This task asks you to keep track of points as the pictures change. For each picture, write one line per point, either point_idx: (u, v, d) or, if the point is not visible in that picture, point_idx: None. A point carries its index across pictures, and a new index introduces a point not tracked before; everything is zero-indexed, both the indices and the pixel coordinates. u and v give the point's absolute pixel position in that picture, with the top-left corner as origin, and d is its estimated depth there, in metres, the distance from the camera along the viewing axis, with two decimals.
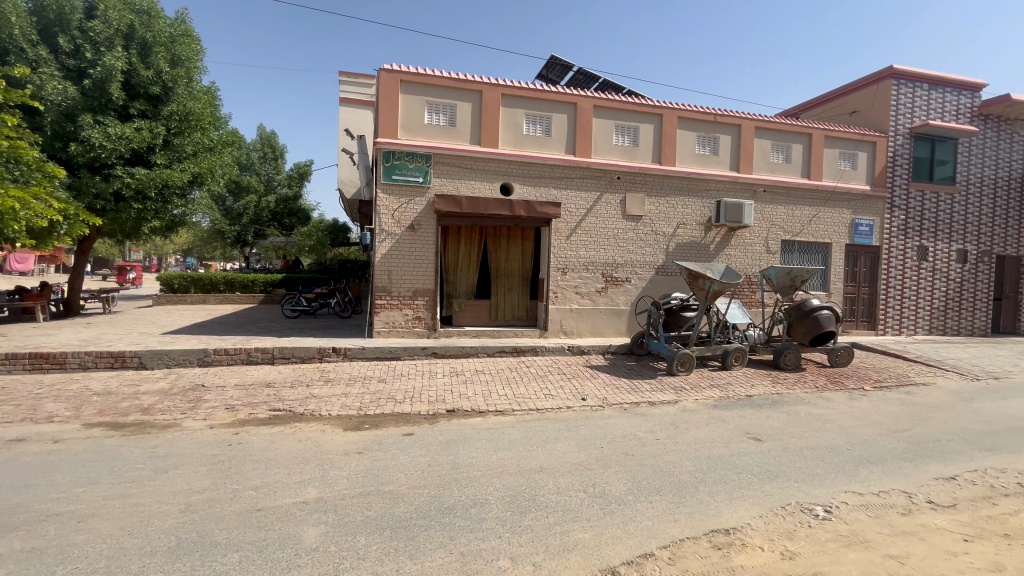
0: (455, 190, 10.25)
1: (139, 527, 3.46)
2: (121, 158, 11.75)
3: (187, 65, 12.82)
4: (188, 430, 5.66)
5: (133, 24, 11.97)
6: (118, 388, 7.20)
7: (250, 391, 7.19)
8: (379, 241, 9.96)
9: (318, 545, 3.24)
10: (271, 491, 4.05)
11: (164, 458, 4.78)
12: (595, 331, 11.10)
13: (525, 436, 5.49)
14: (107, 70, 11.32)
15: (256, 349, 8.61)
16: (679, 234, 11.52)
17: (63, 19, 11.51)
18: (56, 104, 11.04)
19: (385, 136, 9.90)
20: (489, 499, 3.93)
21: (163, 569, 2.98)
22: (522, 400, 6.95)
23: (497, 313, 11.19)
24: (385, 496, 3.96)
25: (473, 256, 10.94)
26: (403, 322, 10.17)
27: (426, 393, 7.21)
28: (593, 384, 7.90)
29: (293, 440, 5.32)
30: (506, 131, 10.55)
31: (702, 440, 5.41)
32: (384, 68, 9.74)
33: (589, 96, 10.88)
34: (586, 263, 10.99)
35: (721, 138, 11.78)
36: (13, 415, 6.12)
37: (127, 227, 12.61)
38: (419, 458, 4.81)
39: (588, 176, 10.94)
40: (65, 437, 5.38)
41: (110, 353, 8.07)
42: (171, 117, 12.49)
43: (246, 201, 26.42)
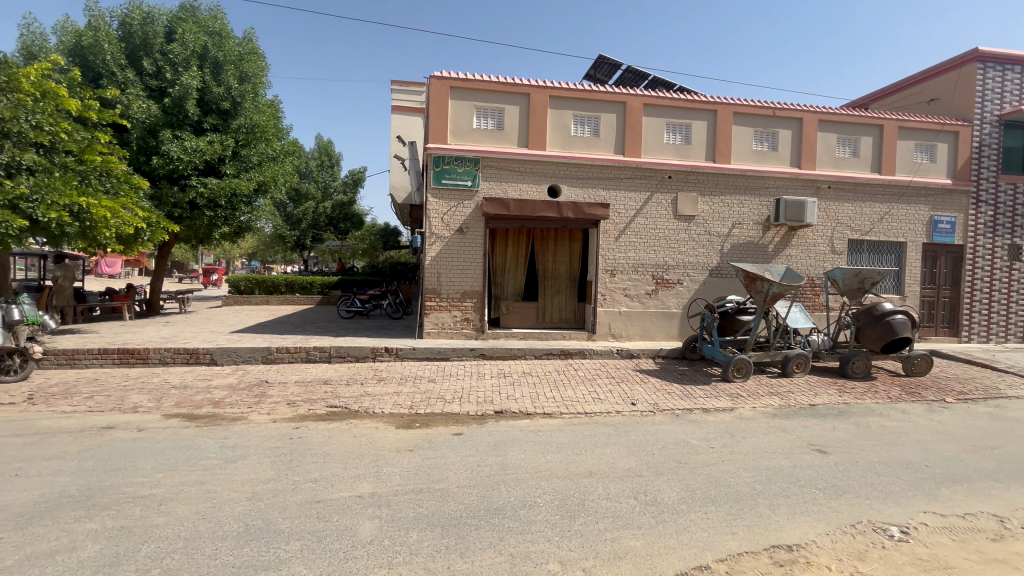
0: (503, 192, 10.33)
1: (211, 513, 3.71)
2: (195, 170, 12.70)
3: (253, 81, 13.73)
4: (254, 423, 6.03)
5: (206, 45, 12.94)
6: (193, 383, 7.78)
7: (309, 388, 7.55)
8: (429, 244, 10.20)
9: (373, 539, 3.36)
10: (329, 484, 4.23)
11: (233, 448, 5.11)
12: (645, 334, 10.84)
13: (573, 439, 5.44)
14: (184, 89, 12.29)
15: (314, 348, 9.05)
16: (734, 234, 11.06)
17: (147, 43, 12.57)
18: (141, 121, 12.04)
19: (435, 141, 10.14)
20: (537, 501, 3.93)
21: (233, 552, 3.18)
22: (570, 403, 6.90)
23: (545, 315, 11.15)
24: (435, 494, 4.04)
25: (520, 258, 10.97)
26: (452, 324, 10.36)
27: (474, 394, 7.29)
28: (642, 388, 7.72)
29: (348, 436, 5.54)
30: (554, 133, 10.53)
31: (761, 451, 5.15)
32: (434, 75, 9.99)
33: (639, 94, 10.67)
34: (635, 264, 10.77)
35: (780, 133, 11.21)
36: (104, 405, 6.74)
37: (201, 233, 13.62)
38: (468, 458, 4.88)
39: (638, 176, 10.72)
40: (148, 426, 5.87)
41: (186, 350, 8.74)
42: (239, 130, 13.41)
43: (305, 207, 27.95)
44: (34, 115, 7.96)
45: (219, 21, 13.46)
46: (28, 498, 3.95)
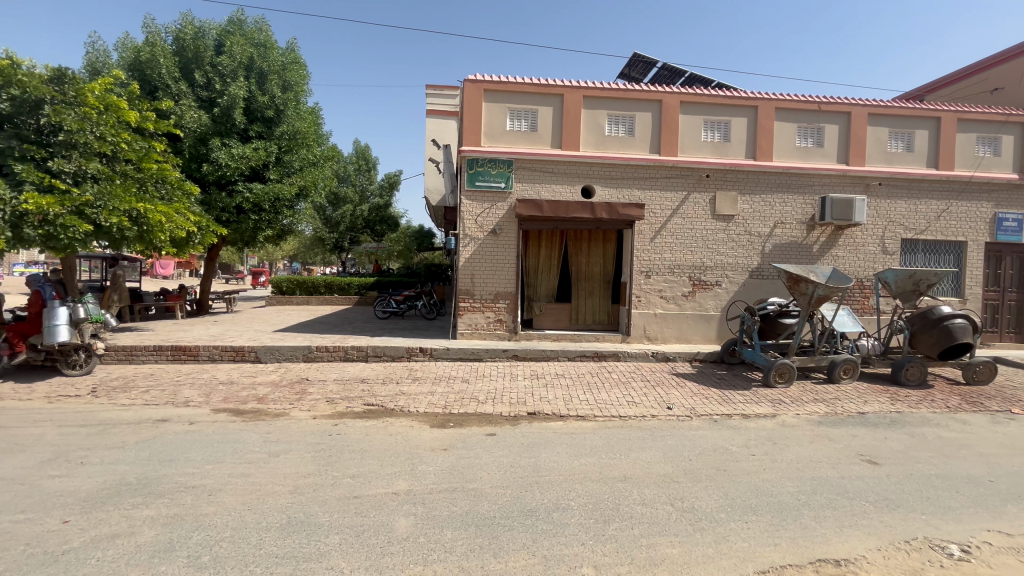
0: (536, 193, 10.32)
1: (256, 504, 3.87)
2: (242, 176, 13.31)
3: (295, 89, 14.28)
4: (295, 419, 6.25)
5: (252, 56, 13.55)
6: (238, 379, 8.14)
7: (347, 386, 7.76)
8: (463, 246, 10.30)
9: (408, 535, 3.41)
10: (366, 480, 4.34)
11: (276, 443, 5.32)
12: (682, 337, 10.59)
13: (607, 443, 5.38)
14: (232, 99, 12.89)
15: (352, 347, 9.30)
16: (776, 234, 10.67)
17: (198, 56, 13.25)
18: (193, 131, 12.69)
19: (469, 144, 10.25)
20: (571, 504, 3.90)
21: (277, 543, 3.31)
22: (604, 406, 6.82)
23: (578, 316, 11.08)
24: (469, 494, 4.07)
25: (553, 259, 10.94)
26: (485, 325, 10.42)
27: (507, 395, 7.30)
28: (679, 392, 7.55)
29: (385, 434, 5.66)
30: (587, 133, 10.46)
31: (805, 460, 4.94)
32: (468, 78, 10.09)
33: (675, 92, 10.47)
34: (671, 266, 10.55)
35: (826, 128, 10.74)
36: (158, 399, 7.13)
37: (247, 236, 14.25)
38: (501, 459, 4.89)
39: (675, 175, 10.50)
40: (198, 420, 6.18)
41: (233, 347, 9.15)
42: (282, 136, 13.98)
43: (343, 210, 28.84)
44: (98, 126, 8.49)
45: (264, 33, 14.05)
46: (92, 485, 4.23)
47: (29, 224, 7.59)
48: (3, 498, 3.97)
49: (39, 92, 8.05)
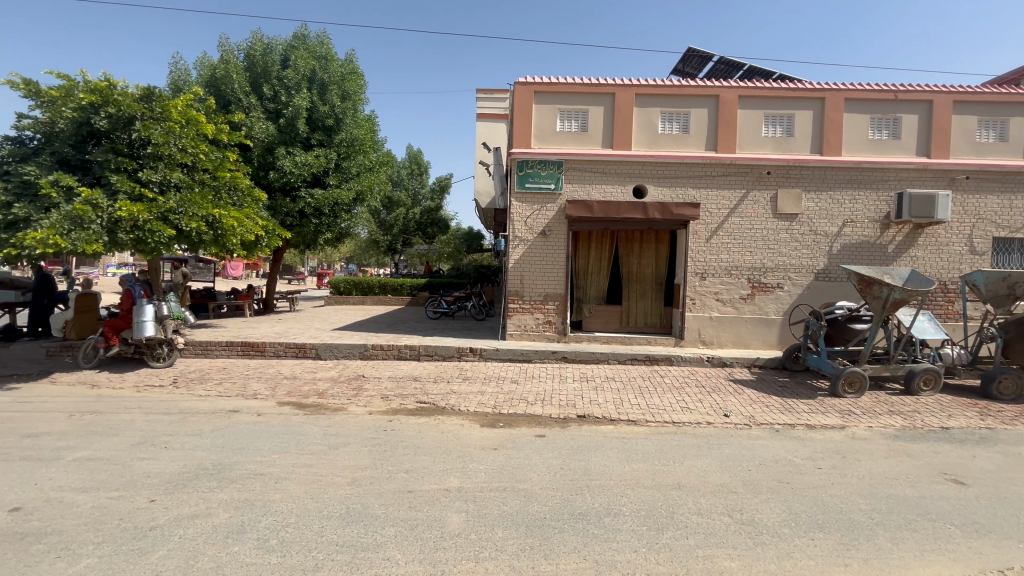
0: (587, 194, 10.21)
1: (318, 493, 4.08)
2: (304, 182, 14.09)
3: (353, 98, 14.94)
4: (353, 414, 6.52)
5: (314, 68, 14.30)
6: (301, 374, 8.61)
7: (401, 384, 8.00)
8: (512, 248, 10.36)
9: (460, 532, 3.48)
10: (420, 475, 4.47)
11: (335, 437, 5.57)
12: (739, 342, 10.13)
13: (659, 449, 5.24)
14: (296, 110, 13.68)
15: (405, 346, 9.60)
16: (845, 233, 9.99)
17: (266, 71, 14.13)
18: (261, 141, 13.55)
19: (519, 146, 10.31)
20: (623, 509, 3.83)
21: (337, 531, 3.47)
22: (657, 411, 6.65)
23: (629, 319, 10.86)
24: (520, 494, 4.09)
25: (604, 261, 10.79)
26: (534, 326, 10.42)
27: (556, 397, 7.28)
28: (736, 399, 7.23)
29: (437, 431, 5.80)
30: (640, 132, 10.24)
31: (878, 476, 4.59)
32: (519, 81, 10.15)
33: (733, 86, 10.06)
34: (729, 267, 10.12)
35: (903, 119, 9.95)
36: (230, 391, 7.66)
37: (308, 239, 15.05)
38: (551, 461, 4.88)
39: (733, 172, 10.07)
40: (266, 412, 6.59)
41: (296, 345, 9.67)
42: (341, 144, 14.69)
43: (396, 213, 29.93)
44: (180, 139, 9.26)
45: (326, 46, 14.79)
46: (175, 468, 4.61)
47: (122, 229, 8.35)
48: (101, 476, 4.40)
49: (132, 110, 8.86)
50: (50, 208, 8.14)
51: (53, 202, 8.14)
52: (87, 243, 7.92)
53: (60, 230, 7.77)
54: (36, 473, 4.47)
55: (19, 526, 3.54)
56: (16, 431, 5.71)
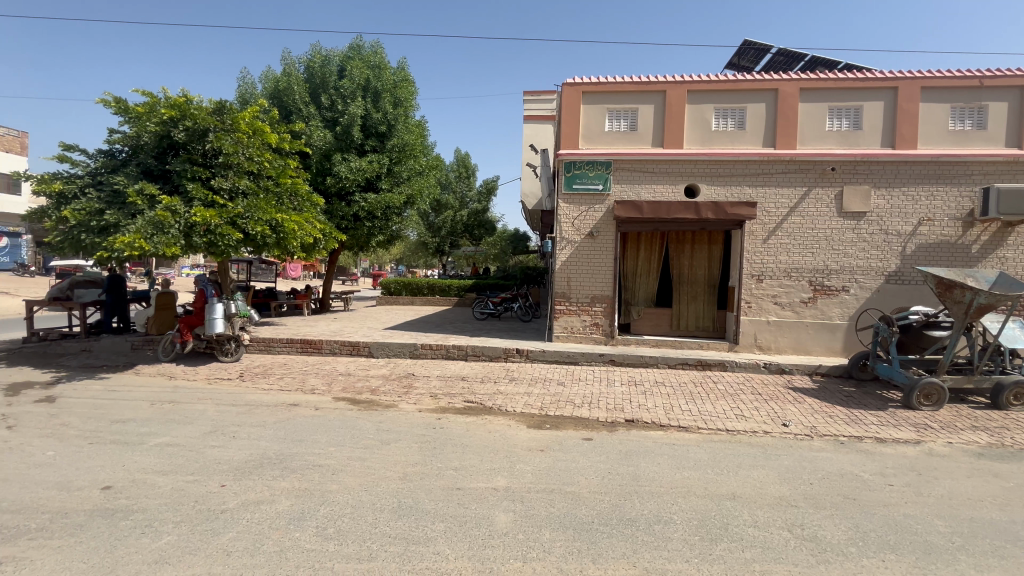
0: (636, 194, 10.02)
1: (372, 486, 4.24)
2: (358, 187, 14.69)
3: (405, 104, 15.42)
4: (403, 411, 6.73)
5: (368, 77, 14.86)
6: (355, 372, 8.97)
7: (449, 383, 8.17)
8: (560, 249, 10.31)
9: (508, 531, 3.51)
10: (468, 473, 4.55)
11: (387, 432, 5.76)
12: (799, 348, 9.60)
13: (713, 457, 5.06)
14: (351, 118, 14.28)
15: (454, 346, 9.78)
16: (920, 232, 9.27)
17: (325, 81, 14.83)
18: (319, 148, 14.23)
19: (567, 147, 10.26)
20: (674, 517, 3.73)
21: (390, 523, 3.60)
22: (709, 418, 6.42)
23: (679, 322, 10.55)
24: (567, 496, 4.08)
25: (653, 263, 10.54)
26: (581, 328, 10.32)
27: (604, 400, 7.18)
28: (797, 409, 6.85)
29: (484, 431, 5.89)
30: (692, 130, 9.93)
31: (959, 496, 4.22)
32: (567, 82, 10.12)
33: (794, 79, 9.58)
34: (788, 269, 9.62)
35: (990, 107, 9.12)
36: (290, 386, 8.11)
37: (361, 241, 15.65)
38: (599, 465, 4.82)
39: (793, 170, 9.57)
40: (323, 406, 6.91)
41: (350, 343, 10.08)
42: (394, 149, 15.21)
43: (444, 216, 30.54)
44: (248, 149, 9.91)
45: (379, 55, 15.35)
46: (242, 456, 4.93)
47: (197, 233, 9.04)
48: (178, 461, 4.78)
49: (206, 122, 9.55)
50: (136, 214, 8.92)
51: (138, 209, 8.92)
52: (167, 246, 8.63)
53: (144, 234, 8.51)
54: (124, 456, 4.91)
55: (111, 502, 3.91)
56: (107, 417, 6.29)
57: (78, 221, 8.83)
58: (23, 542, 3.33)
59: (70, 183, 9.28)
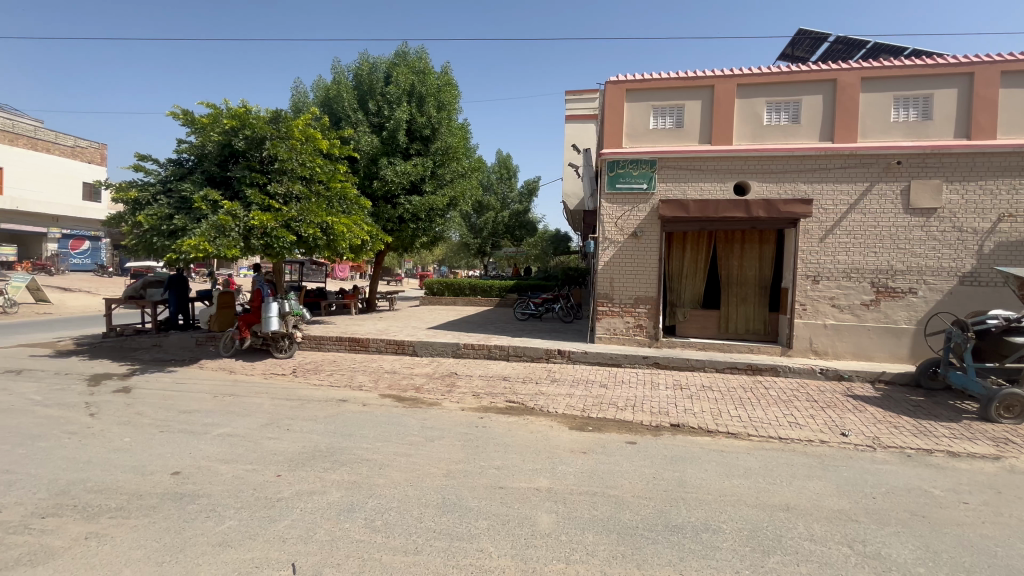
0: (682, 193, 9.75)
1: (418, 482, 4.34)
2: (403, 190, 15.08)
3: (448, 108, 15.70)
4: (447, 409, 6.85)
5: (413, 82, 15.22)
6: (400, 369, 9.22)
7: (491, 383, 8.24)
8: (602, 249, 10.17)
9: (551, 532, 3.51)
10: (510, 472, 4.58)
11: (431, 429, 5.89)
12: (860, 354, 9.04)
13: (764, 466, 4.85)
14: (397, 122, 14.67)
15: (496, 346, 9.86)
16: (1000, 229, 8.53)
17: (372, 87, 15.28)
18: (367, 153, 14.69)
19: (611, 146, 10.11)
20: (722, 526, 3.61)
21: (435, 519, 3.67)
22: (761, 425, 6.15)
23: (727, 325, 10.18)
24: (611, 500, 4.03)
25: (700, 263, 10.22)
26: (624, 330, 10.15)
27: (647, 403, 7.03)
28: (857, 418, 6.46)
29: (526, 431, 5.91)
30: (742, 125, 9.57)
31: None
32: (611, 80, 9.99)
33: (855, 68, 9.04)
34: (847, 270, 9.08)
35: None
36: (339, 382, 8.43)
37: (406, 242, 16.05)
38: (643, 469, 4.73)
39: (853, 164, 9.04)
40: (370, 403, 7.14)
41: (395, 342, 10.36)
42: (437, 152, 15.52)
43: (486, 217, 30.85)
44: (301, 155, 10.38)
45: (424, 61, 15.70)
46: (295, 448, 5.17)
47: (255, 236, 9.56)
48: (238, 451, 5.07)
49: (263, 131, 10.07)
50: (201, 218, 9.53)
51: (203, 213, 9.52)
52: (228, 248, 9.18)
53: (208, 237, 9.08)
54: (190, 444, 5.26)
55: (180, 487, 4.20)
56: (175, 407, 6.77)
57: (151, 226, 9.52)
58: (105, 519, 3.64)
59: (143, 191, 10.03)
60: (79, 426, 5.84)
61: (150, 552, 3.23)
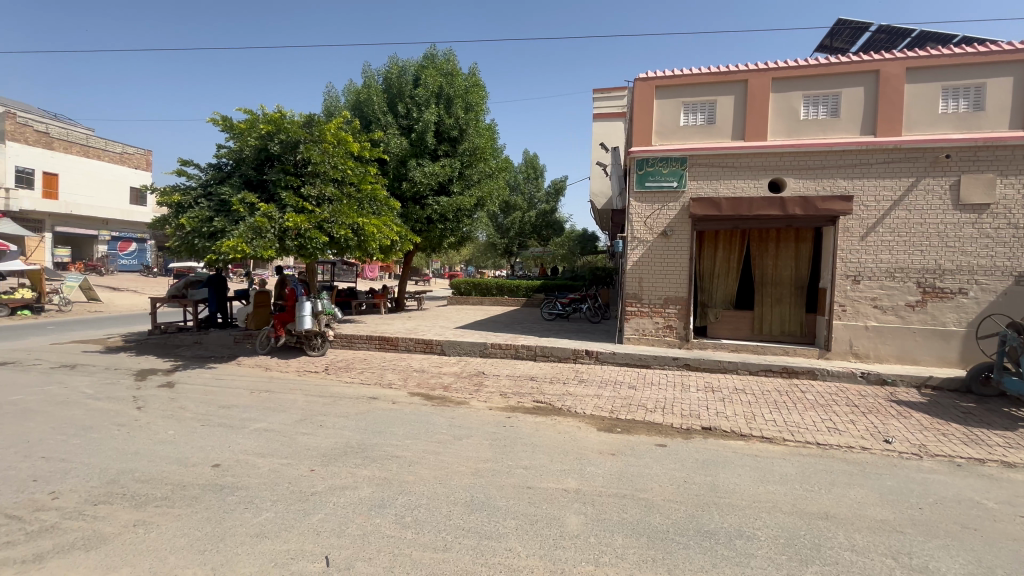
0: (714, 191, 9.52)
1: (447, 480, 4.38)
2: (432, 190, 15.26)
3: (476, 108, 15.80)
4: (475, 408, 6.90)
5: (442, 84, 15.38)
6: (428, 368, 9.33)
7: (518, 382, 8.25)
8: (631, 249, 10.03)
9: (580, 533, 3.49)
10: (538, 472, 4.57)
11: (459, 428, 5.94)
12: (905, 357, 8.63)
13: (801, 472, 4.69)
14: (425, 124, 14.86)
15: (523, 345, 9.86)
16: None
17: (401, 90, 15.50)
18: (396, 155, 14.92)
19: (640, 144, 9.96)
20: (757, 533, 3.51)
21: (463, 517, 3.70)
22: (797, 429, 5.95)
23: (762, 326, 9.89)
24: (640, 503, 3.97)
25: (733, 263, 9.96)
26: (653, 331, 9.98)
27: (678, 406, 6.90)
28: (901, 424, 6.16)
29: (554, 431, 5.89)
30: (778, 120, 9.27)
31: None
32: (640, 77, 9.85)
33: (899, 58, 8.65)
34: (891, 269, 8.69)
35: None
36: (369, 380, 8.60)
37: (434, 242, 16.24)
38: (673, 472, 4.65)
39: (897, 159, 8.64)
40: (399, 401, 7.26)
41: (423, 341, 10.49)
42: (465, 153, 15.64)
43: (513, 217, 30.92)
44: (333, 158, 10.62)
45: (451, 62, 15.85)
46: (328, 444, 5.30)
47: (289, 237, 9.85)
48: (275, 445, 5.24)
49: (297, 135, 10.37)
50: (239, 220, 9.88)
51: (240, 216, 9.86)
52: (264, 249, 9.48)
53: (246, 238, 9.40)
54: (229, 438, 5.46)
55: (220, 479, 4.37)
56: (215, 402, 7.04)
57: (192, 228, 9.93)
58: (151, 508, 3.82)
59: (186, 195, 10.46)
60: (127, 419, 6.15)
61: (192, 541, 3.36)
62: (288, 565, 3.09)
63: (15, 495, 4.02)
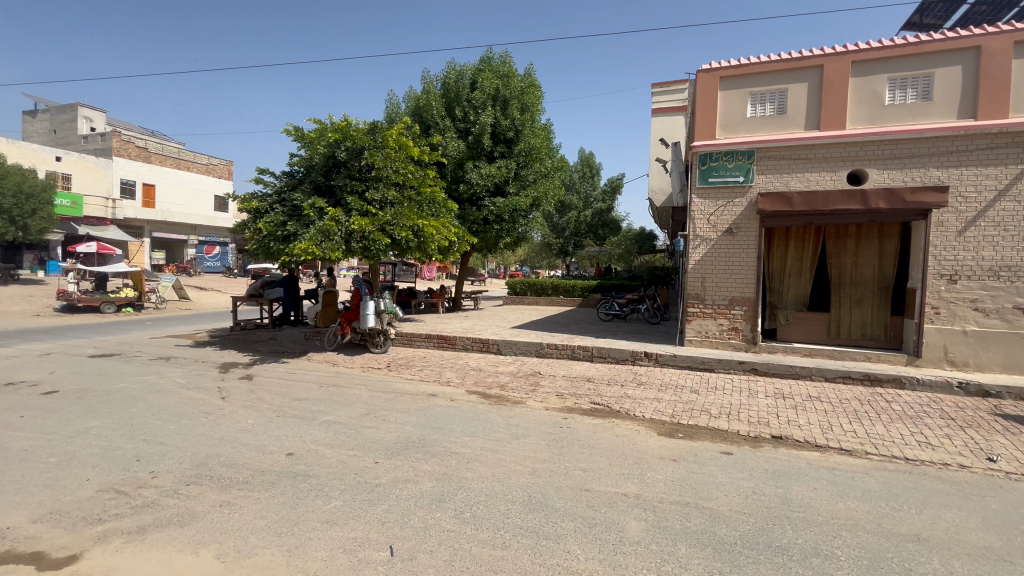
0: (784, 186, 8.96)
1: (504, 478, 4.42)
2: (488, 192, 15.45)
3: (531, 109, 15.85)
4: (531, 408, 6.92)
5: (498, 86, 15.56)
6: (485, 367, 9.48)
7: (575, 383, 8.18)
8: (694, 247, 9.63)
9: (641, 539, 3.40)
10: (596, 475, 4.51)
11: (516, 427, 5.98)
12: (1011, 366, 7.71)
13: (886, 489, 4.31)
14: (482, 126, 15.10)
15: (580, 346, 9.76)
16: None
17: (458, 93, 15.78)
18: (453, 158, 15.23)
19: (702, 138, 9.55)
20: (836, 552, 3.26)
21: (521, 516, 3.72)
22: (881, 442, 5.47)
23: (839, 329, 9.18)
24: (704, 512, 3.81)
25: (806, 261, 9.33)
26: (717, 333, 9.52)
27: (744, 412, 6.54)
28: (1008, 441, 5.50)
29: (611, 434, 5.79)
30: (858, 106, 8.57)
31: None
32: (702, 69, 9.47)
33: (1004, 31, 7.76)
34: (994, 267, 7.79)
35: None
36: (428, 377, 8.85)
37: (490, 243, 16.45)
38: (740, 482, 4.42)
39: (1001, 145, 7.75)
40: (457, 398, 7.41)
41: (480, 340, 10.65)
42: (521, 153, 15.74)
43: (568, 217, 30.70)
44: (395, 162, 11.03)
45: (508, 64, 15.98)
46: (391, 438, 5.51)
47: (355, 239, 10.33)
48: (342, 437, 5.52)
49: (362, 142, 10.88)
50: (309, 224, 10.49)
51: (311, 219, 10.47)
52: (332, 251, 10.02)
53: (316, 241, 9.98)
54: (301, 429, 5.81)
55: (293, 467, 4.66)
56: (288, 395, 7.52)
57: (269, 232, 10.66)
58: (234, 491, 4.13)
59: (263, 201, 11.25)
60: (213, 408, 6.71)
61: (270, 524, 3.60)
62: (356, 552, 3.24)
63: (122, 472, 4.51)
